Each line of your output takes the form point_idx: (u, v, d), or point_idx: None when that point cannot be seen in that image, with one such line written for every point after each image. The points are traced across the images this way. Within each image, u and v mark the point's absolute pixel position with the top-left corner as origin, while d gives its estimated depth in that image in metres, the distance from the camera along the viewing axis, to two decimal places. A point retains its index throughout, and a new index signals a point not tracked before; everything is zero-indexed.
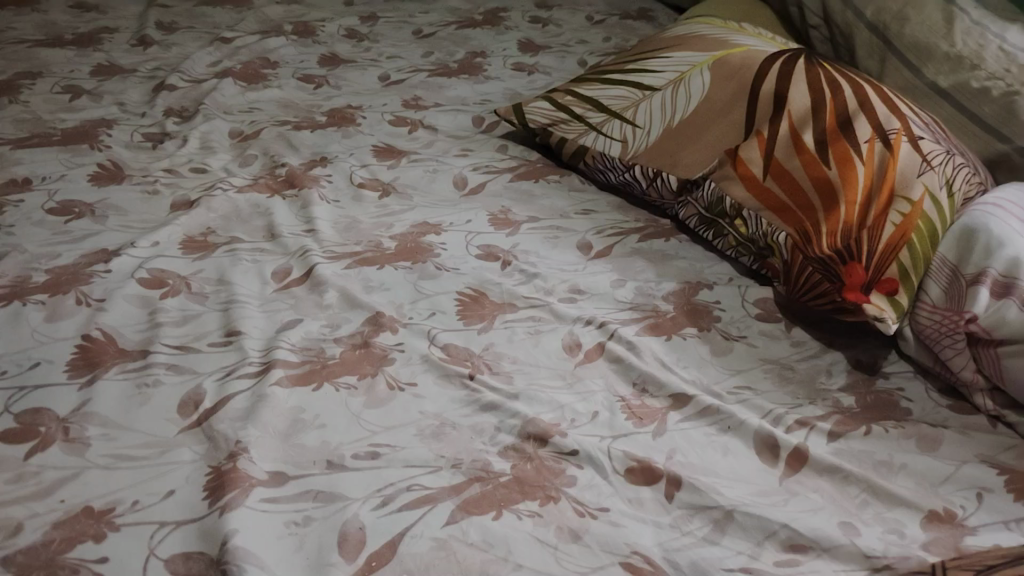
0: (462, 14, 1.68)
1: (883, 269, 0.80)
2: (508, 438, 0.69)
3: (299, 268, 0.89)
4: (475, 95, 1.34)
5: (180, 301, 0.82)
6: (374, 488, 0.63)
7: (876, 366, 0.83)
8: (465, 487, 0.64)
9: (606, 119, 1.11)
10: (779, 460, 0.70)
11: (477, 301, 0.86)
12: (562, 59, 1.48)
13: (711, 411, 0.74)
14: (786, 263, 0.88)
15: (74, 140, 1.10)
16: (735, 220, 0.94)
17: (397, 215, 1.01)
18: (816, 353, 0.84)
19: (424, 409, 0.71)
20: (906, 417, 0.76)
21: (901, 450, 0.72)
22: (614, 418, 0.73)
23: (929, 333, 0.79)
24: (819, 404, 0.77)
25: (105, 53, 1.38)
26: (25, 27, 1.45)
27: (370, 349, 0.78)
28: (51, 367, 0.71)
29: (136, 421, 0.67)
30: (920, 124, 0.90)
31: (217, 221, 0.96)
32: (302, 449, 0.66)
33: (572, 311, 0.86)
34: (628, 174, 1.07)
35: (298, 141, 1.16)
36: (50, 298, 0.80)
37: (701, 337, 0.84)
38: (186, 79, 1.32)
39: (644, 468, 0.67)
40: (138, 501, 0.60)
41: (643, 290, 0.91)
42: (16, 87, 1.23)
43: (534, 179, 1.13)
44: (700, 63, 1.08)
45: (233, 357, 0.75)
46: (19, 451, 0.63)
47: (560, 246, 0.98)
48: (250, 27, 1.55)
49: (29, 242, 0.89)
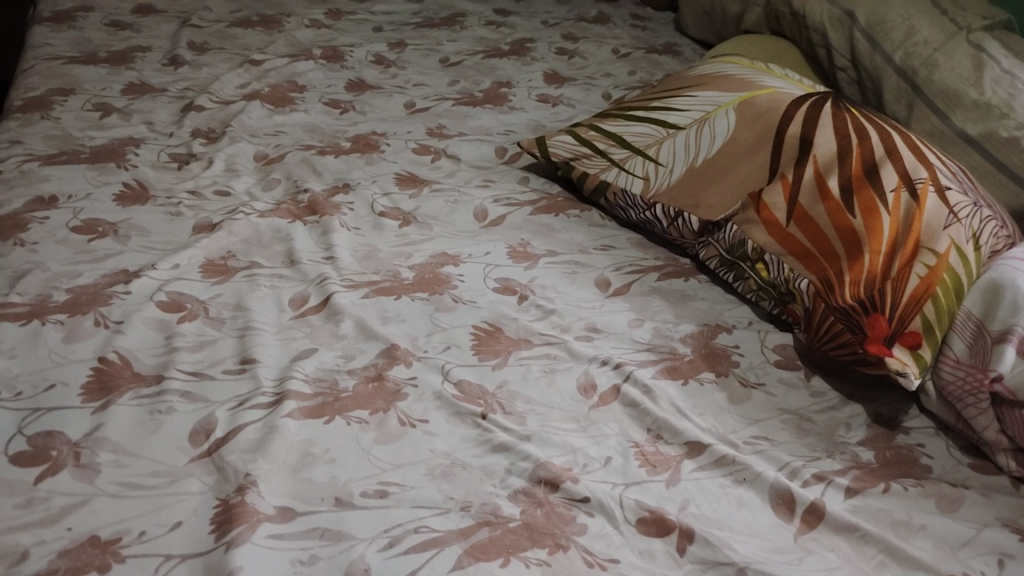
0: (489, 43, 1.69)
1: (907, 322, 0.79)
2: (519, 482, 0.68)
3: (316, 296, 0.89)
4: (499, 126, 1.35)
5: (197, 326, 0.82)
6: (382, 528, 0.62)
7: (897, 420, 0.81)
8: (472, 532, 0.63)
9: (629, 156, 1.11)
10: (794, 516, 0.68)
11: (493, 336, 0.86)
12: (587, 92, 1.49)
13: (726, 461, 0.72)
14: (807, 310, 0.87)
15: (102, 158, 1.11)
16: (756, 263, 0.93)
17: (416, 245, 1.01)
18: (835, 404, 0.82)
19: (435, 448, 0.71)
20: (927, 475, 0.75)
21: (921, 510, 0.70)
22: (628, 465, 0.71)
23: (952, 391, 0.77)
24: (837, 458, 0.75)
25: (137, 72, 1.40)
26: (61, 44, 1.48)
27: (384, 383, 0.77)
28: (66, 390, 0.72)
29: (147, 449, 0.67)
30: (947, 175, 0.89)
31: (238, 245, 0.97)
32: (311, 485, 0.65)
33: (588, 350, 0.85)
34: (649, 212, 1.06)
35: (322, 166, 1.17)
36: (69, 318, 0.80)
37: (718, 383, 0.83)
38: (215, 100, 1.34)
39: (657, 519, 0.66)
40: (145, 532, 0.60)
41: (661, 332, 0.90)
42: (49, 103, 1.25)
43: (554, 212, 1.12)
44: (726, 103, 1.08)
45: (247, 386, 0.75)
46: (30, 474, 0.63)
47: (578, 283, 0.98)
48: (280, 50, 1.57)
49: (52, 260, 0.89)
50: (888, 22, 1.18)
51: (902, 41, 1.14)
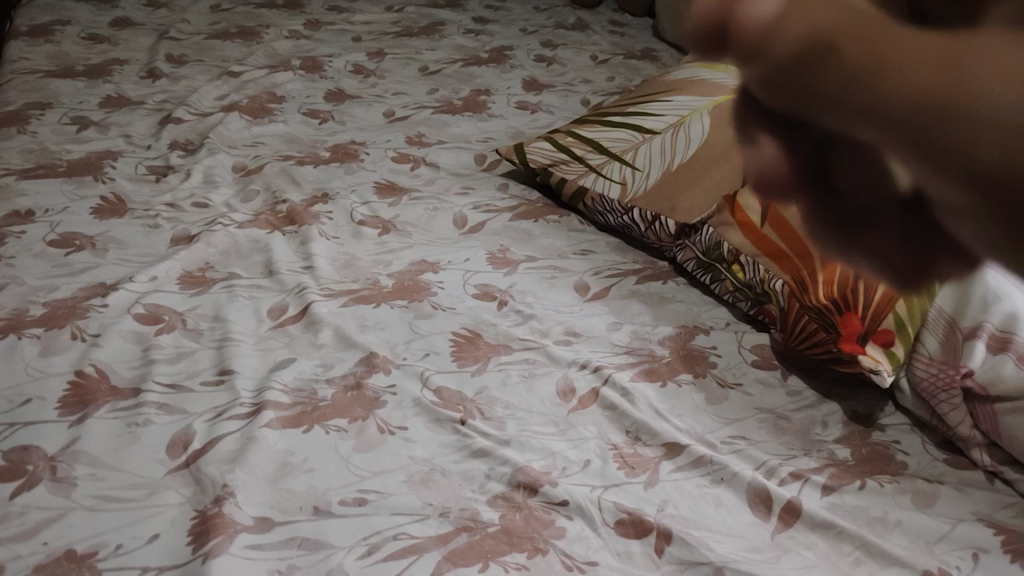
0: (468, 51, 1.70)
1: (881, 320, 0.78)
2: (498, 486, 0.69)
3: (295, 305, 0.89)
4: (478, 133, 1.35)
5: (175, 338, 0.82)
6: (361, 536, 0.62)
7: (873, 417, 0.82)
8: (451, 537, 0.63)
9: (606, 161, 1.12)
10: (771, 514, 0.69)
11: (472, 342, 0.86)
12: (565, 98, 1.50)
13: (704, 461, 0.73)
14: (783, 310, 0.88)
15: (79, 172, 1.11)
16: (732, 265, 0.94)
17: (395, 253, 1.01)
18: (812, 403, 0.83)
19: (413, 455, 0.71)
20: (902, 471, 0.75)
21: (896, 506, 0.71)
22: (606, 467, 0.72)
23: (926, 387, 0.79)
24: (813, 456, 0.76)
25: (114, 85, 1.40)
26: (37, 58, 1.48)
27: (363, 391, 0.77)
28: (42, 404, 0.71)
29: (124, 461, 0.66)
30: None
31: (216, 256, 0.97)
32: (290, 494, 0.65)
33: (566, 354, 0.85)
34: (627, 216, 1.07)
35: (301, 176, 1.17)
36: (45, 332, 0.80)
37: (696, 385, 0.84)
38: (194, 112, 1.34)
39: (635, 521, 0.66)
40: (122, 545, 0.60)
41: (639, 334, 0.91)
42: (25, 117, 1.25)
43: (534, 218, 1.13)
44: (700, 108, 1.09)
45: (225, 397, 0.74)
46: (5, 489, 0.63)
47: (557, 287, 0.98)
48: (259, 61, 1.57)
49: (28, 274, 0.89)
50: None
51: None
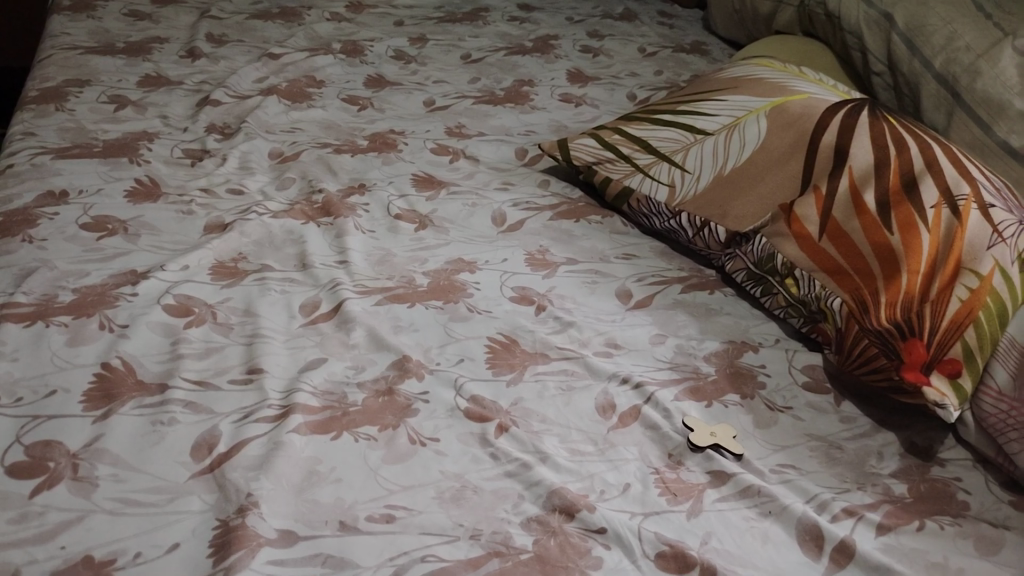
0: (512, 40, 1.66)
1: (946, 348, 0.73)
2: (532, 509, 0.65)
3: (328, 302, 0.86)
4: (520, 126, 1.31)
5: (204, 332, 0.80)
6: (387, 556, 0.59)
7: (932, 450, 0.76)
8: (482, 562, 0.60)
9: (655, 162, 1.07)
10: (822, 554, 0.64)
11: (508, 349, 0.82)
12: (611, 92, 1.45)
13: (751, 492, 0.69)
14: (839, 330, 0.82)
15: (115, 153, 1.09)
16: (786, 279, 0.88)
17: (432, 250, 0.98)
18: (866, 433, 0.78)
19: (445, 469, 0.68)
20: (963, 512, 0.70)
21: (958, 552, 0.66)
22: (647, 493, 0.68)
23: (993, 424, 0.72)
24: (868, 491, 0.71)
25: (154, 63, 1.38)
26: (79, 34, 1.47)
27: (394, 398, 0.74)
28: (66, 397, 0.69)
29: (147, 463, 0.64)
30: (991, 190, 0.83)
31: (249, 246, 0.94)
32: (316, 506, 0.63)
33: (607, 366, 0.81)
34: (674, 221, 1.02)
35: (338, 165, 1.14)
36: (73, 320, 0.78)
37: (743, 406, 0.79)
38: (232, 94, 1.32)
39: (677, 555, 0.62)
40: (141, 553, 0.57)
41: (684, 349, 0.86)
42: (64, 94, 1.24)
43: (575, 218, 1.09)
44: (757, 109, 1.03)
45: (253, 398, 0.72)
46: (26, 486, 0.61)
47: (598, 293, 0.94)
48: (299, 43, 1.54)
49: (59, 258, 0.87)
50: (928, 25, 1.10)
51: (943, 46, 1.07)
